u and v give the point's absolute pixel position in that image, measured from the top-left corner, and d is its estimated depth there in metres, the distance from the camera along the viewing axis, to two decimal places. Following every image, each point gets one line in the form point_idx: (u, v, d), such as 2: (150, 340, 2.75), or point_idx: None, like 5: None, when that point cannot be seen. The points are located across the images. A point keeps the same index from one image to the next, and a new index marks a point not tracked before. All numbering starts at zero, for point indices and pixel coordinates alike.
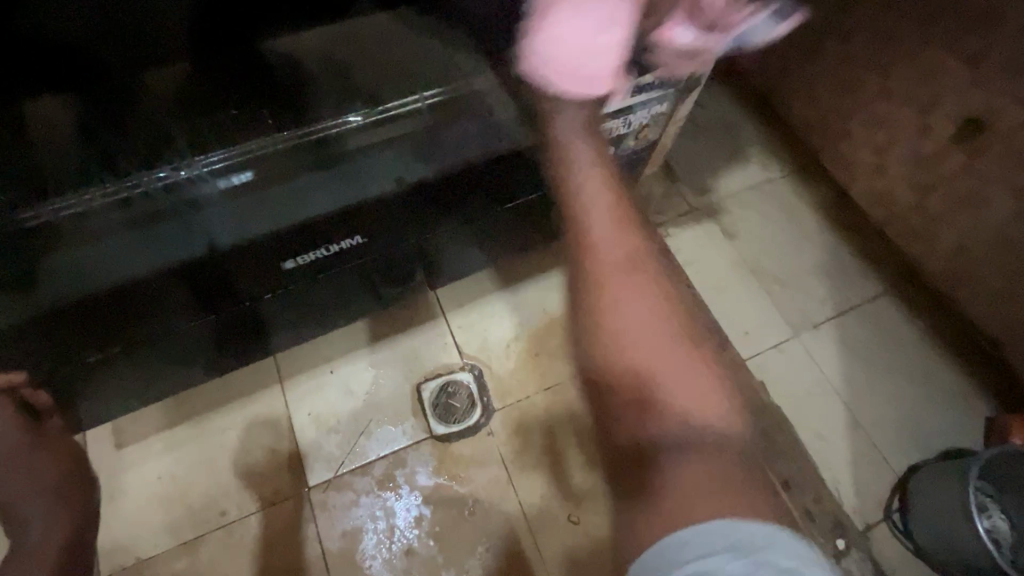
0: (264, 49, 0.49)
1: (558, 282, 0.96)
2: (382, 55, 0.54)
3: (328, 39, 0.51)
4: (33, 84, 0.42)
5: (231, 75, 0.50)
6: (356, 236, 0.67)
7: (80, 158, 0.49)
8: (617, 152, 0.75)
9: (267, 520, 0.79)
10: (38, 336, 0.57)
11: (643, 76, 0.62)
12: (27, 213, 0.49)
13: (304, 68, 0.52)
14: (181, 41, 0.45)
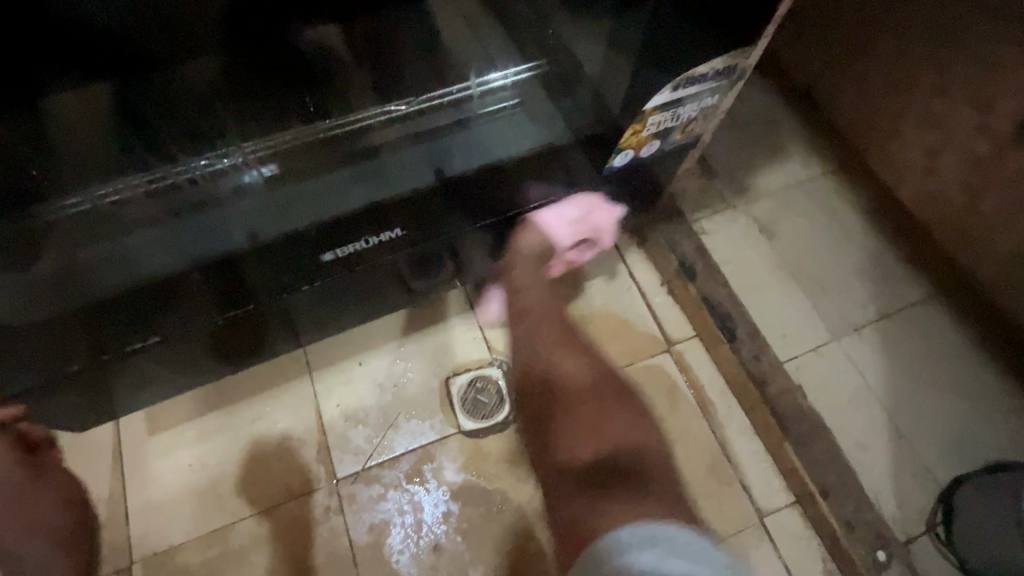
0: (304, 39, 0.48)
1: (588, 280, 0.94)
2: (420, 43, 0.54)
3: (367, 27, 0.50)
4: (75, 71, 0.42)
5: (269, 66, 0.49)
6: (396, 229, 0.65)
7: (123, 145, 0.50)
8: (662, 147, 0.73)
9: (296, 511, 0.79)
10: (67, 326, 0.57)
11: (696, 67, 0.60)
12: (73, 195, 0.51)
13: (342, 58, 0.52)
14: (218, 31, 0.44)
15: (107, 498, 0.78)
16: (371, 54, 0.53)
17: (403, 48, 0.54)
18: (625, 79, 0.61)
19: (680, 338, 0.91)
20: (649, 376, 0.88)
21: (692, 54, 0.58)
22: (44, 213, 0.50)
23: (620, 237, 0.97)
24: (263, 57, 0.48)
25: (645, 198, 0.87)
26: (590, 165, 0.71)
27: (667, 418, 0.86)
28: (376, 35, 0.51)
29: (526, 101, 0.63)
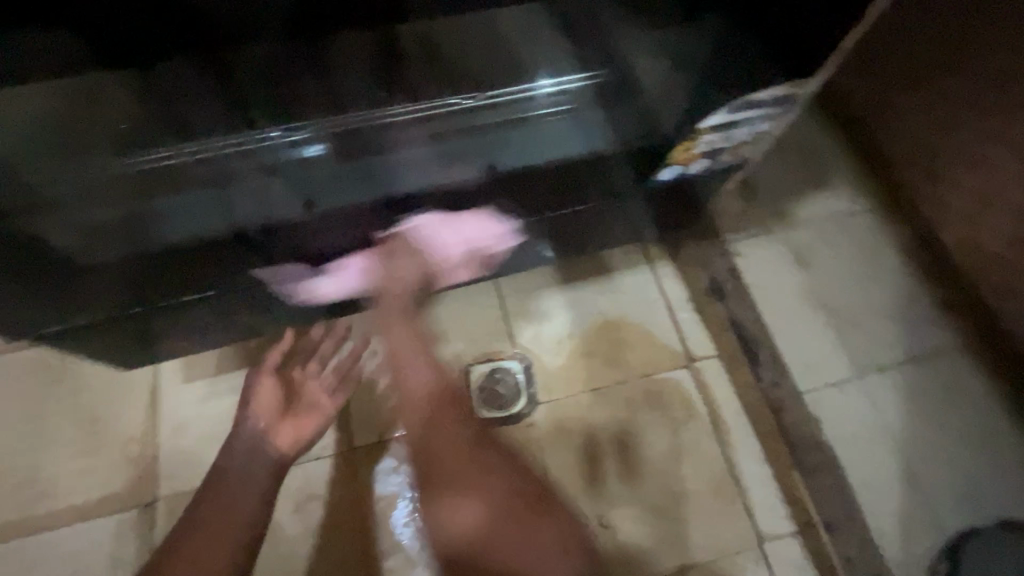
0: (373, 35, 0.49)
1: (616, 286, 0.96)
2: (486, 48, 0.55)
3: (437, 30, 0.50)
4: (156, 47, 0.44)
5: (336, 56, 0.50)
6: (442, 213, 0.69)
7: (196, 115, 0.53)
8: (712, 165, 0.74)
9: (312, 472, 0.83)
10: (136, 270, 0.63)
11: (755, 93, 0.60)
12: (146, 150, 0.55)
13: (408, 56, 0.52)
14: (290, 20, 0.45)
15: (139, 436, 0.82)
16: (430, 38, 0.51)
17: (461, 38, 0.52)
18: (682, 94, 0.63)
19: (702, 355, 0.91)
20: (666, 389, 0.90)
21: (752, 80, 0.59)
22: (121, 167, 0.55)
23: (653, 248, 0.98)
24: (322, 24, 0.46)
25: (683, 214, 0.88)
26: (633, 174, 0.73)
27: (679, 432, 0.87)
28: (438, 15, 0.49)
29: (579, 108, 0.65)
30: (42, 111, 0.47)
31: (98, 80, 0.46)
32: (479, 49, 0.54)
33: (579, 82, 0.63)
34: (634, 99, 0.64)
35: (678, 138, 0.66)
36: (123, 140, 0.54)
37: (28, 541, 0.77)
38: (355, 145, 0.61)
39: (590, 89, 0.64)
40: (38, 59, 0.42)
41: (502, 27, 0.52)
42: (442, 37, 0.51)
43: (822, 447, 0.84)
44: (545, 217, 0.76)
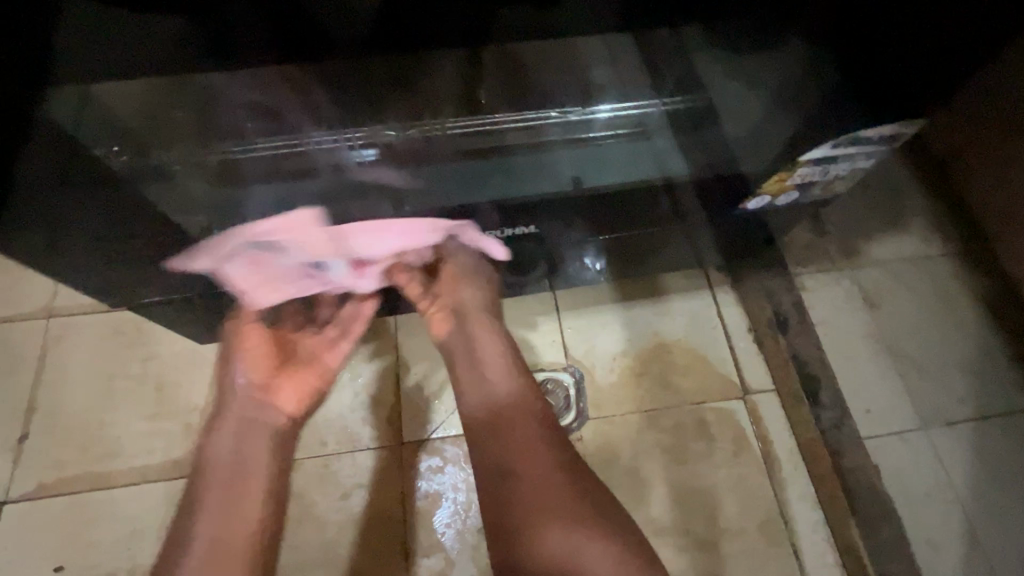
0: (479, 54, 0.51)
1: (674, 309, 0.95)
2: (573, 67, 0.57)
3: (536, 52, 0.53)
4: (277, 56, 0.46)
5: (439, 69, 0.52)
6: (532, 225, 0.72)
7: (298, 114, 0.55)
8: (799, 198, 0.73)
9: (360, 462, 0.84)
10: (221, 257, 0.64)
11: (863, 129, 0.60)
12: (251, 139, 0.57)
13: (506, 70, 0.55)
14: (408, 41, 0.47)
15: (199, 409, 0.84)
16: (510, 54, 0.52)
17: (550, 58, 0.54)
18: (781, 138, 0.62)
19: (758, 388, 0.89)
20: (718, 419, 0.88)
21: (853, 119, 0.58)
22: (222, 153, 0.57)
23: (714, 275, 0.97)
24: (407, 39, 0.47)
25: (752, 243, 0.87)
26: (700, 202, 0.74)
27: (730, 463, 0.85)
28: (516, 32, 0.49)
29: (650, 131, 0.67)
30: (152, 100, 0.49)
31: (200, 80, 0.48)
32: (556, 63, 0.56)
33: (650, 105, 0.65)
34: (709, 130, 0.66)
35: (771, 170, 0.65)
36: (228, 127, 0.55)
37: (87, 498, 0.79)
38: (454, 149, 0.62)
39: (663, 115, 0.66)
40: (147, 57, 0.44)
41: (597, 51, 0.55)
42: (523, 53, 0.52)
43: (881, 497, 0.81)
44: (605, 235, 0.78)
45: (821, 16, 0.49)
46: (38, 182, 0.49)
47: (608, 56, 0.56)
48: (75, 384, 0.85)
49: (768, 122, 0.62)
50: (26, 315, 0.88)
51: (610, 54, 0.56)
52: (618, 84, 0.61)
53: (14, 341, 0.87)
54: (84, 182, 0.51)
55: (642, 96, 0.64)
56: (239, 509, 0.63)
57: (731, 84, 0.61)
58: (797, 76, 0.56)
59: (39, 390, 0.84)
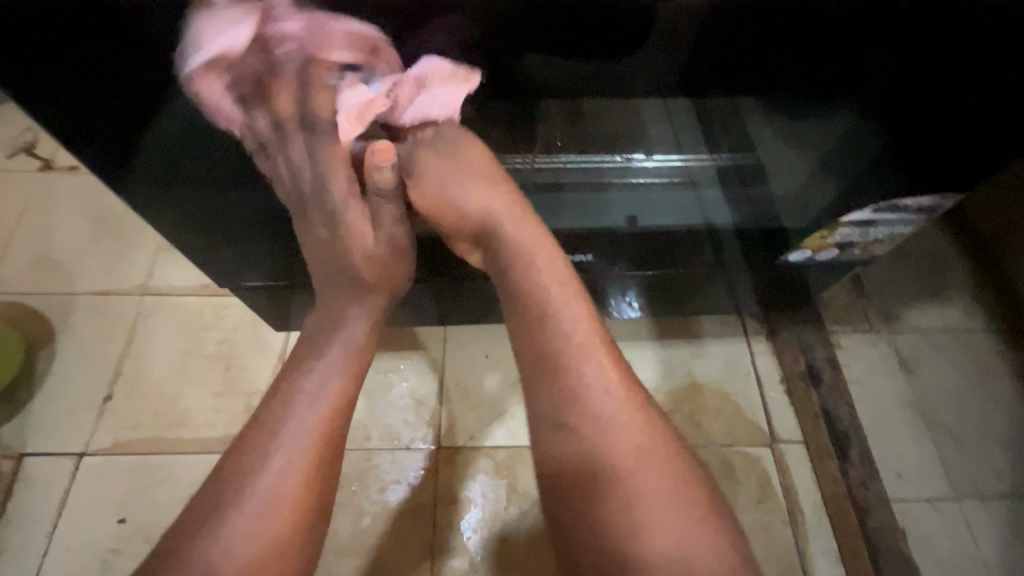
0: (546, 109, 0.57)
1: (710, 352, 0.99)
2: (630, 127, 0.63)
3: (597, 109, 0.58)
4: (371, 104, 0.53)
5: (506, 118, 0.58)
6: (588, 254, 0.79)
7: None
8: (839, 256, 0.77)
9: (399, 459, 0.90)
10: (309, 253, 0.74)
11: (902, 198, 0.65)
12: None
13: (565, 124, 0.61)
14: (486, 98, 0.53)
15: (262, 392, 0.92)
16: (576, 110, 0.58)
17: (606, 116, 0.60)
18: (827, 196, 0.68)
19: (787, 439, 0.91)
20: (746, 463, 0.90)
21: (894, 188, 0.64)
22: None
23: (751, 324, 1.00)
24: (486, 85, 0.51)
25: (790, 297, 0.91)
26: (741, 251, 0.80)
27: (753, 507, 0.87)
28: (586, 81, 0.51)
29: (699, 183, 0.74)
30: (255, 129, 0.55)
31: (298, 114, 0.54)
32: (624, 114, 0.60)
33: (702, 161, 0.71)
34: (758, 187, 0.71)
35: (815, 225, 0.71)
36: None
37: (155, 459, 0.87)
38: (532, 181, 0.71)
39: (713, 171, 0.72)
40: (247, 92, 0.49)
41: (651, 112, 0.60)
42: (587, 105, 0.56)
43: (907, 561, 0.80)
44: (648, 272, 0.84)
45: (880, 86, 0.52)
46: (153, 172, 0.56)
47: (665, 114, 0.60)
48: (158, 357, 0.95)
49: (816, 183, 0.67)
50: (125, 291, 1.00)
51: (670, 114, 0.60)
52: (675, 143, 0.67)
53: (113, 312, 0.98)
54: (189, 177, 0.58)
55: (696, 153, 0.70)
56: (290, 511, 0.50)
57: (783, 149, 0.65)
58: (840, 146, 0.61)
59: (127, 358, 0.94)
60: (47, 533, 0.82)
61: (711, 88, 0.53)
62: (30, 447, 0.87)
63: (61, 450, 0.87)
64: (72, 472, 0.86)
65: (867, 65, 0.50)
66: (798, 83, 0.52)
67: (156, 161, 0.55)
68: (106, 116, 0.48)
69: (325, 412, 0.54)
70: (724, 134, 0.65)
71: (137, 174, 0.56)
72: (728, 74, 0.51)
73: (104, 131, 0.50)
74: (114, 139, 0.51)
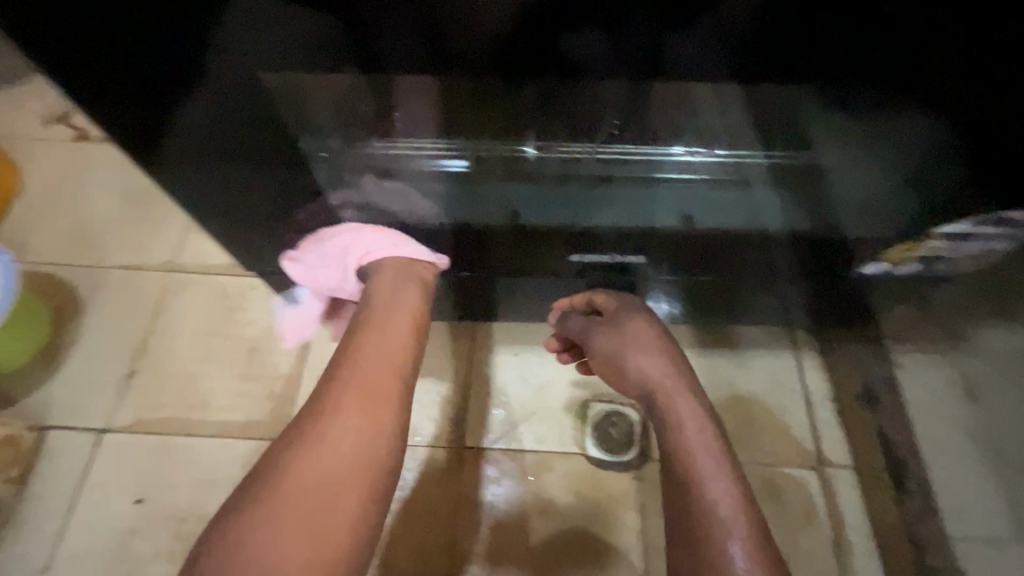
0: (598, 88, 0.54)
1: (755, 365, 0.93)
2: (682, 114, 0.60)
3: (650, 92, 0.56)
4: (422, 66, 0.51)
5: (556, 99, 0.56)
6: (640, 254, 0.72)
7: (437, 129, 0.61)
8: (920, 270, 0.69)
9: (421, 457, 0.86)
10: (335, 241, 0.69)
11: (1011, 211, 0.55)
12: (388, 142, 0.63)
13: (616, 108, 0.58)
14: (537, 73, 0.51)
15: (285, 377, 0.90)
16: (629, 92, 0.56)
17: (657, 105, 0.58)
18: (901, 212, 0.61)
19: (835, 462, 0.87)
20: (788, 484, 0.85)
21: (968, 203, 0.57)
22: (360, 151, 0.63)
23: (801, 337, 0.95)
24: (524, 65, 0.50)
25: (848, 311, 0.84)
26: (801, 261, 0.72)
27: (795, 533, 0.82)
28: (632, 59, 0.50)
29: (751, 184, 0.68)
30: (292, 90, 0.54)
31: (345, 78, 0.53)
32: (671, 101, 0.58)
33: (754, 159, 0.67)
34: (815, 192, 0.66)
35: (897, 236, 0.63)
36: (374, 128, 0.61)
37: (176, 439, 0.85)
38: (575, 172, 0.65)
39: (764, 170, 0.67)
40: (298, 52, 0.50)
41: (707, 97, 0.57)
42: (641, 85, 0.54)
43: None
44: (697, 276, 0.77)
45: (948, 82, 0.49)
46: (185, 151, 0.53)
47: (720, 102, 0.58)
48: (183, 335, 0.93)
49: (885, 190, 0.61)
50: (152, 267, 0.98)
51: (721, 104, 0.58)
52: (729, 132, 0.63)
53: (140, 287, 0.97)
54: (226, 152, 0.56)
55: (747, 150, 0.67)
56: (315, 500, 0.46)
57: (843, 151, 0.61)
58: (911, 149, 0.57)
59: (152, 335, 0.93)
60: (68, 508, 0.81)
61: (764, 53, 0.50)
62: (55, 420, 0.86)
63: (84, 424, 0.86)
64: (93, 448, 0.85)
65: (927, 55, 0.48)
66: (852, 70, 0.51)
67: (186, 148, 0.53)
68: (134, 81, 0.46)
69: (352, 388, 0.53)
70: (778, 131, 0.62)
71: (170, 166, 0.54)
72: (774, 56, 0.51)
73: (134, 104, 0.47)
74: (142, 113, 0.48)
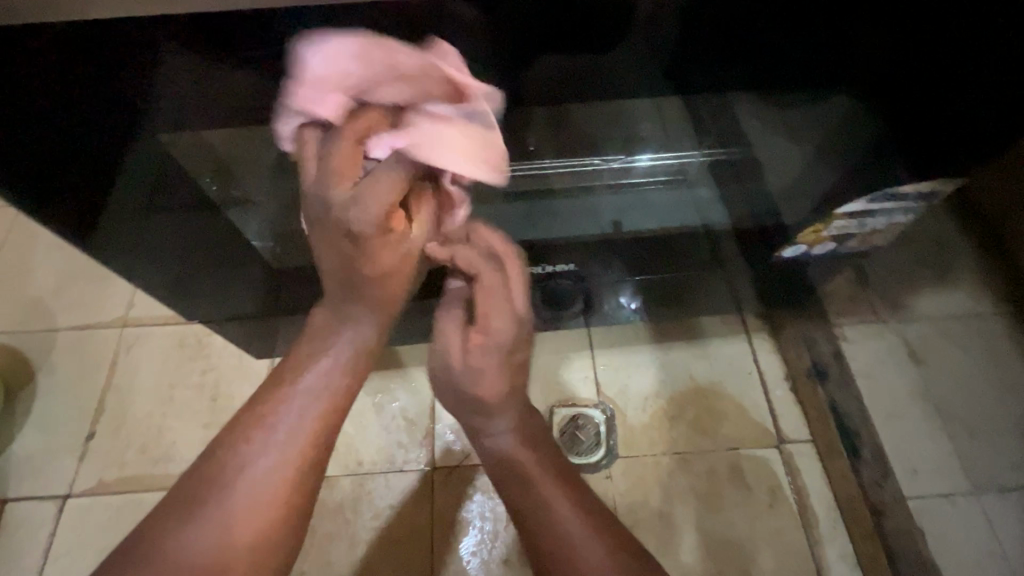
0: (529, 118, 0.53)
1: (708, 351, 0.96)
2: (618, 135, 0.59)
3: (583, 113, 0.54)
4: None
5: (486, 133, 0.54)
6: (570, 263, 0.76)
7: None
8: (836, 249, 0.74)
9: (392, 484, 0.87)
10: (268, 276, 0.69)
11: (898, 187, 0.60)
12: None
13: (550, 136, 0.57)
14: None
15: None
16: (563, 116, 0.54)
17: (590, 123, 0.57)
18: (810, 199, 0.65)
19: (794, 439, 0.89)
20: (753, 467, 0.87)
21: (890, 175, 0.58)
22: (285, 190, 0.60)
23: (751, 321, 0.98)
24: None
25: (790, 293, 0.88)
26: (739, 248, 0.76)
27: (763, 512, 0.84)
28: (553, 83, 0.48)
29: (690, 180, 0.69)
30: (216, 145, 0.51)
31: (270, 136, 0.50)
32: (599, 120, 0.56)
33: (692, 157, 0.66)
34: (748, 181, 0.67)
35: (809, 218, 0.67)
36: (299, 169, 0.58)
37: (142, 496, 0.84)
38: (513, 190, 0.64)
39: (703, 166, 0.67)
40: (215, 119, 0.47)
41: (640, 113, 0.56)
42: (575, 109, 0.53)
43: (925, 563, 0.77)
44: (642, 277, 0.81)
45: (874, 75, 0.48)
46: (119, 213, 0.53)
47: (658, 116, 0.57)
48: (140, 392, 0.92)
49: (812, 172, 0.62)
50: (105, 325, 0.97)
51: (656, 112, 0.56)
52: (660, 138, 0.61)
53: (92, 349, 0.95)
54: (167, 206, 0.56)
55: (686, 149, 0.64)
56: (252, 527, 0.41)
57: (777, 141, 0.60)
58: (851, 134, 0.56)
59: (108, 394, 0.92)
60: None
61: (692, 78, 0.49)
62: (14, 492, 0.85)
63: (45, 494, 0.84)
64: (56, 515, 0.83)
65: (858, 48, 0.46)
66: (802, 71, 0.48)
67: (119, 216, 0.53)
68: (81, 156, 0.46)
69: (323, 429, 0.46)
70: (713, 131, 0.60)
71: (107, 233, 0.54)
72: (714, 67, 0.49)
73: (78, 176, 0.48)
74: (84, 180, 0.48)
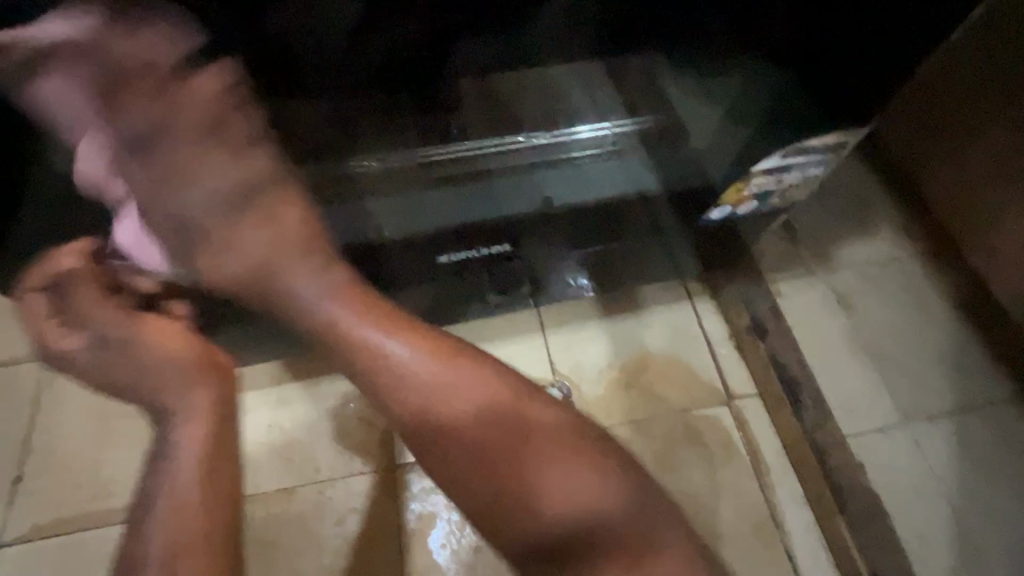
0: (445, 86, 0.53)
1: (656, 319, 0.97)
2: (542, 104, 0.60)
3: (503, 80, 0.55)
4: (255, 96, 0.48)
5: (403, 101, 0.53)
6: (504, 244, 0.74)
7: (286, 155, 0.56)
8: (759, 207, 0.77)
9: (353, 488, 0.85)
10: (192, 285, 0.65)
11: (807, 140, 0.62)
12: None
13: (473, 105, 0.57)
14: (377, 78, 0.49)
15: None
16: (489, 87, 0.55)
17: (519, 91, 0.57)
18: (731, 154, 0.66)
19: (741, 394, 0.92)
20: (705, 425, 0.90)
21: (807, 129, 0.60)
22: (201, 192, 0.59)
23: (693, 285, 0.99)
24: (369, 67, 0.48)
25: (726, 254, 0.91)
26: (677, 214, 0.78)
27: (718, 467, 0.88)
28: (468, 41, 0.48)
29: (622, 151, 0.69)
30: None
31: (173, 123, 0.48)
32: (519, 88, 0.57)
33: (623, 126, 0.67)
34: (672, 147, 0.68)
35: (729, 179, 0.68)
36: None
37: (83, 535, 0.80)
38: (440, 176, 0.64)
39: (633, 134, 0.67)
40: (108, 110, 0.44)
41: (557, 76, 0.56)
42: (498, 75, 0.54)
43: (866, 494, 0.83)
44: (584, 250, 0.82)
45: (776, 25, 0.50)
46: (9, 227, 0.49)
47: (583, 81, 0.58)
48: (67, 427, 0.86)
49: (730, 131, 0.64)
50: (19, 360, 0.90)
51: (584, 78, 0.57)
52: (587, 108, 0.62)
53: (6, 388, 0.88)
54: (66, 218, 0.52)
55: (618, 117, 0.66)
56: None
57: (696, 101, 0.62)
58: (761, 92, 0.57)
59: (32, 434, 0.85)
60: None
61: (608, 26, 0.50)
62: None
63: None
64: None
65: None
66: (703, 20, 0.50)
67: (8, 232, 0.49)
68: None
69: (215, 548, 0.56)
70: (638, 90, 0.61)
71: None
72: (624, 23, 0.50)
73: None
74: None
